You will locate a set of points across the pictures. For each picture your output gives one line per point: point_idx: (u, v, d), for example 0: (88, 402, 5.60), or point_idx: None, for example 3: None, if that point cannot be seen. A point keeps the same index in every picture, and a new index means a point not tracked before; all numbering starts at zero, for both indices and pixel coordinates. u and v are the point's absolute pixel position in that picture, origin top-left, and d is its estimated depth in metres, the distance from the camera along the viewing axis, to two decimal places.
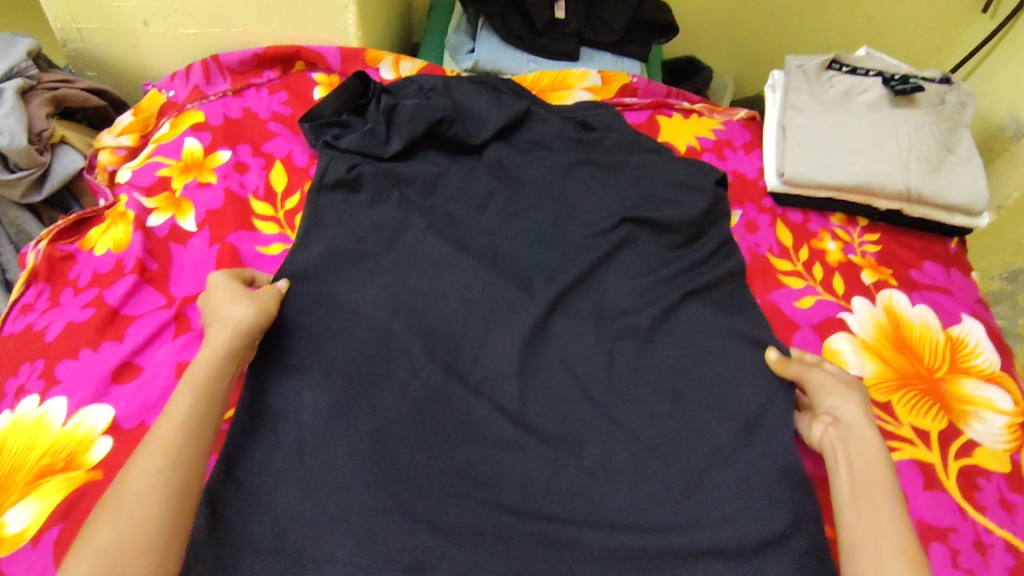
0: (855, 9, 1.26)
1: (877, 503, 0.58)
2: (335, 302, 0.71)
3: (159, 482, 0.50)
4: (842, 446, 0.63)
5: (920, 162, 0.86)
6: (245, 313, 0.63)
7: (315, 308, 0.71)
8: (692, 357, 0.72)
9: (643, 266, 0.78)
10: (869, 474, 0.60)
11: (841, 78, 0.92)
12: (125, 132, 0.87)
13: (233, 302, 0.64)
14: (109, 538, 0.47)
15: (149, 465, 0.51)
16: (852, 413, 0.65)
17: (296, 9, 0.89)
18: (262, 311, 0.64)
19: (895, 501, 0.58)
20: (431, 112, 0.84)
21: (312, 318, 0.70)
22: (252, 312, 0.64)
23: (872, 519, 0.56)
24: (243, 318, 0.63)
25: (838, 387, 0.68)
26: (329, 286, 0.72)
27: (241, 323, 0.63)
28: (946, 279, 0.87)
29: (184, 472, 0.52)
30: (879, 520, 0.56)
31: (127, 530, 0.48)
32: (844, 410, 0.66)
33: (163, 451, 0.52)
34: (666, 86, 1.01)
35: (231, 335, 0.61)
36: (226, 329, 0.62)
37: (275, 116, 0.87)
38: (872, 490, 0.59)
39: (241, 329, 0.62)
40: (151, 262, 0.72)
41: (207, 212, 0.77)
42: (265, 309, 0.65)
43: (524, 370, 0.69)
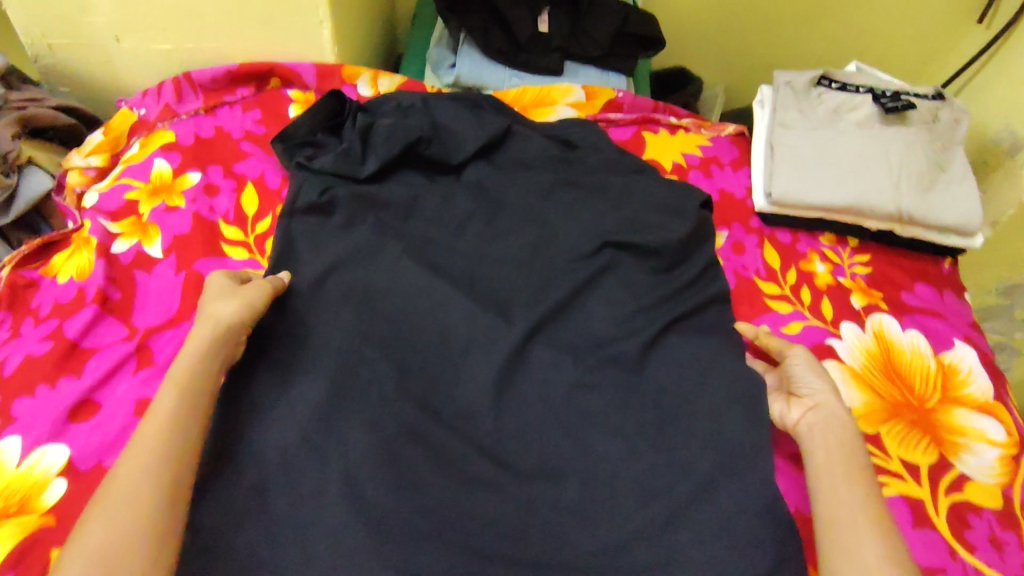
0: (847, 19, 1.25)
1: (852, 482, 0.59)
2: (304, 333, 0.69)
3: (148, 482, 0.51)
4: (819, 429, 0.64)
5: (911, 182, 0.84)
6: (231, 311, 0.63)
7: (284, 339, 0.68)
8: (674, 389, 0.69)
9: (626, 290, 0.75)
10: (844, 457, 0.61)
11: (830, 95, 0.89)
12: (95, 151, 0.84)
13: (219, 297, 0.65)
14: (100, 537, 0.47)
15: (137, 464, 0.52)
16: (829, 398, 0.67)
17: (271, 24, 0.86)
18: (250, 308, 0.64)
19: (868, 480, 0.60)
20: (407, 131, 0.81)
21: (279, 350, 0.67)
22: (237, 307, 0.64)
23: (848, 497, 0.57)
24: (226, 316, 0.63)
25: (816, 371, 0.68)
26: (300, 315, 0.70)
27: (225, 321, 0.63)
28: (939, 301, 0.85)
29: (172, 470, 0.52)
30: (855, 498, 0.57)
31: (117, 529, 0.48)
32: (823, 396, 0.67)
33: (150, 453, 0.53)
34: (653, 100, 0.98)
35: (212, 332, 0.62)
36: (208, 326, 0.62)
37: (249, 135, 0.85)
38: (847, 471, 0.60)
39: (223, 327, 0.62)
40: (113, 292, 0.70)
41: (174, 237, 0.74)
42: (253, 305, 0.65)
43: (499, 404, 0.67)
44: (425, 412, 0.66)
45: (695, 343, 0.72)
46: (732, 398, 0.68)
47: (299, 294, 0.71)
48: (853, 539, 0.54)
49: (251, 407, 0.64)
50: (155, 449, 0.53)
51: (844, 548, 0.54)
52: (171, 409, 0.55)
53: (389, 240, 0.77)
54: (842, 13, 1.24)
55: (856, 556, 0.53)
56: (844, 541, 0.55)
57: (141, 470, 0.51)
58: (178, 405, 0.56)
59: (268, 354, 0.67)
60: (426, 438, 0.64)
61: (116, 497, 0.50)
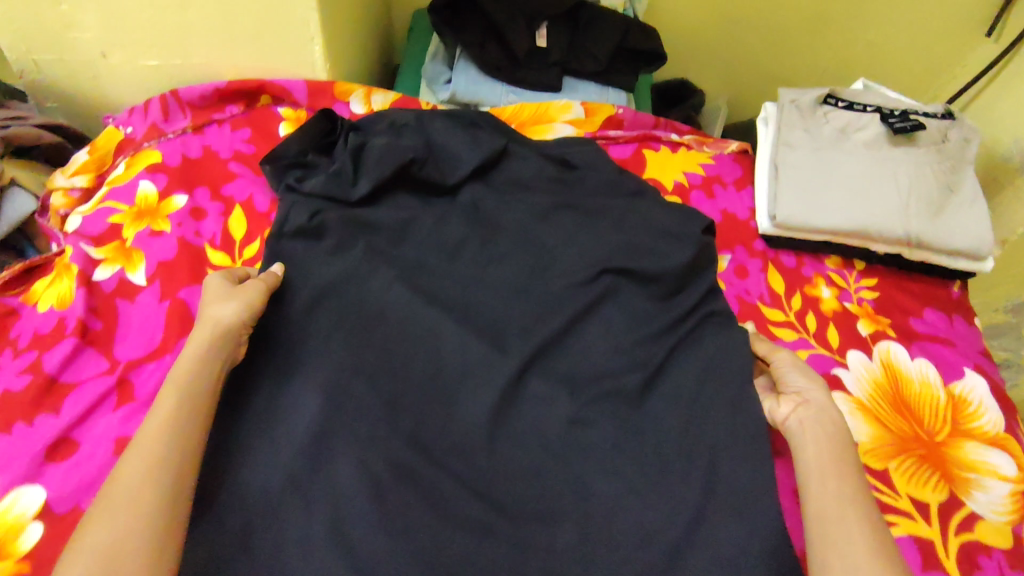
0: (852, 32, 1.22)
1: (843, 478, 0.57)
2: (292, 367, 0.66)
3: (148, 483, 0.49)
4: (808, 423, 0.63)
5: (920, 205, 0.81)
6: (231, 312, 0.63)
7: (271, 371, 0.66)
8: (675, 423, 0.67)
9: (625, 319, 0.73)
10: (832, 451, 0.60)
11: (837, 114, 0.87)
12: (79, 171, 0.82)
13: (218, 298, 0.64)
14: (100, 544, 0.45)
15: (137, 465, 0.50)
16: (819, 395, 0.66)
17: (260, 40, 0.84)
18: (250, 312, 0.64)
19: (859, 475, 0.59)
20: (401, 152, 0.78)
21: (265, 385, 0.65)
22: (237, 309, 0.64)
23: (839, 493, 0.56)
24: (227, 319, 0.62)
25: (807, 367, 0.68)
26: (288, 346, 0.67)
27: (226, 324, 0.62)
28: (948, 328, 0.83)
29: (173, 476, 0.50)
30: (846, 495, 0.56)
31: (118, 537, 0.46)
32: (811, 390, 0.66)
33: (150, 460, 0.50)
34: (655, 116, 0.96)
35: (211, 332, 0.61)
36: (208, 327, 0.61)
37: (237, 155, 0.83)
38: (836, 464, 0.59)
39: (224, 330, 0.62)
40: (94, 322, 0.68)
41: (158, 263, 0.72)
42: (253, 309, 0.65)
43: (493, 440, 0.64)
44: (416, 449, 0.63)
45: (699, 373, 0.70)
46: (737, 434, 0.65)
47: (286, 324, 0.69)
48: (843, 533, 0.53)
49: (234, 446, 0.61)
50: (155, 456, 0.51)
51: (833, 541, 0.53)
52: (171, 413, 0.54)
53: (380, 265, 0.74)
54: (847, 25, 1.21)
55: (844, 548, 0.52)
56: (834, 533, 0.53)
57: (142, 476, 0.49)
58: (178, 409, 0.54)
59: (253, 388, 0.65)
60: (416, 478, 0.61)
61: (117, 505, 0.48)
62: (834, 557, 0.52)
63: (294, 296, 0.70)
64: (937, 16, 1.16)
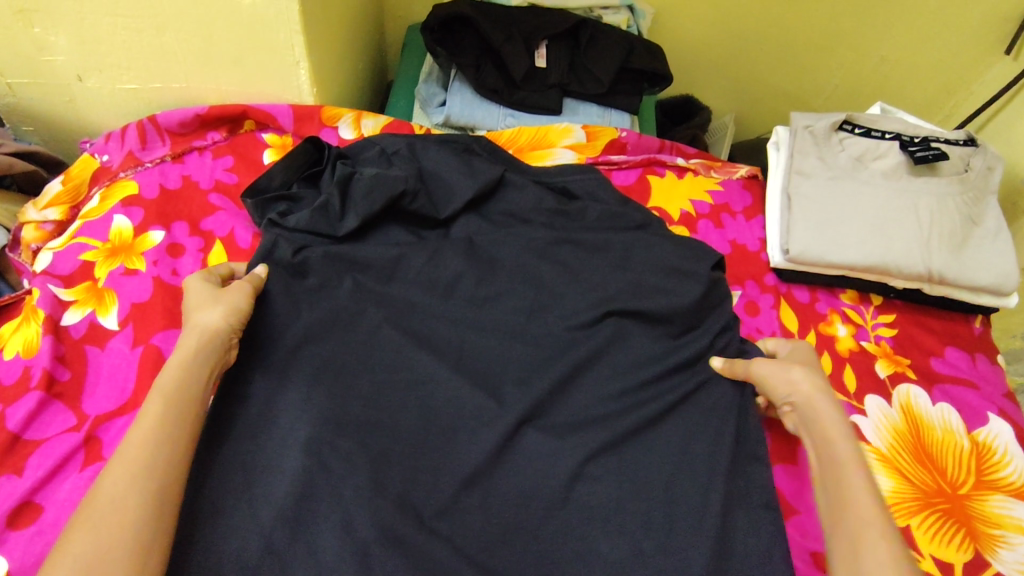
0: (864, 49, 1.18)
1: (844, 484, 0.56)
2: (267, 421, 0.60)
3: (136, 486, 0.47)
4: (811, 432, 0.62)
5: (941, 237, 0.77)
6: (218, 317, 0.60)
7: (248, 423, 0.60)
8: (684, 479, 0.62)
9: (630, 363, 0.69)
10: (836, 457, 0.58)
11: (853, 141, 0.82)
12: (52, 204, 0.77)
13: (195, 298, 0.62)
14: (84, 549, 0.43)
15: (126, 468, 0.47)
16: (801, 393, 0.64)
17: (242, 64, 0.80)
18: (236, 314, 0.61)
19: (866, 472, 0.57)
20: (391, 184, 0.73)
21: (242, 443, 0.59)
22: (223, 311, 0.60)
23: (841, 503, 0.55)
24: (212, 324, 0.59)
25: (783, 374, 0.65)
26: (262, 396, 0.62)
27: (211, 329, 0.59)
28: (970, 369, 0.78)
29: (163, 479, 0.48)
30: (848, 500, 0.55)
31: (102, 538, 0.44)
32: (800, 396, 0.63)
33: (138, 461, 0.48)
34: (659, 139, 0.91)
35: (198, 340, 0.58)
36: (194, 335, 0.58)
37: (218, 186, 0.79)
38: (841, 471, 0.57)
39: (210, 334, 0.59)
40: (61, 372, 0.63)
41: (132, 306, 0.68)
42: (240, 310, 0.62)
43: (488, 501, 0.60)
44: (407, 513, 0.58)
45: (708, 424, 0.66)
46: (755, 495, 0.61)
47: (266, 371, 0.63)
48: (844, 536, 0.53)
49: (203, 512, 0.55)
50: (140, 458, 0.48)
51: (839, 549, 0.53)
52: (160, 416, 0.51)
53: (368, 306, 0.69)
54: (858, 41, 1.17)
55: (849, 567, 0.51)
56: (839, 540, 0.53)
57: (130, 476, 0.47)
58: (168, 410, 0.52)
59: (228, 447, 0.58)
60: (405, 543, 0.56)
61: (101, 507, 0.45)
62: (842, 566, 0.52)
63: (273, 341, 0.65)
64: (953, 31, 1.12)
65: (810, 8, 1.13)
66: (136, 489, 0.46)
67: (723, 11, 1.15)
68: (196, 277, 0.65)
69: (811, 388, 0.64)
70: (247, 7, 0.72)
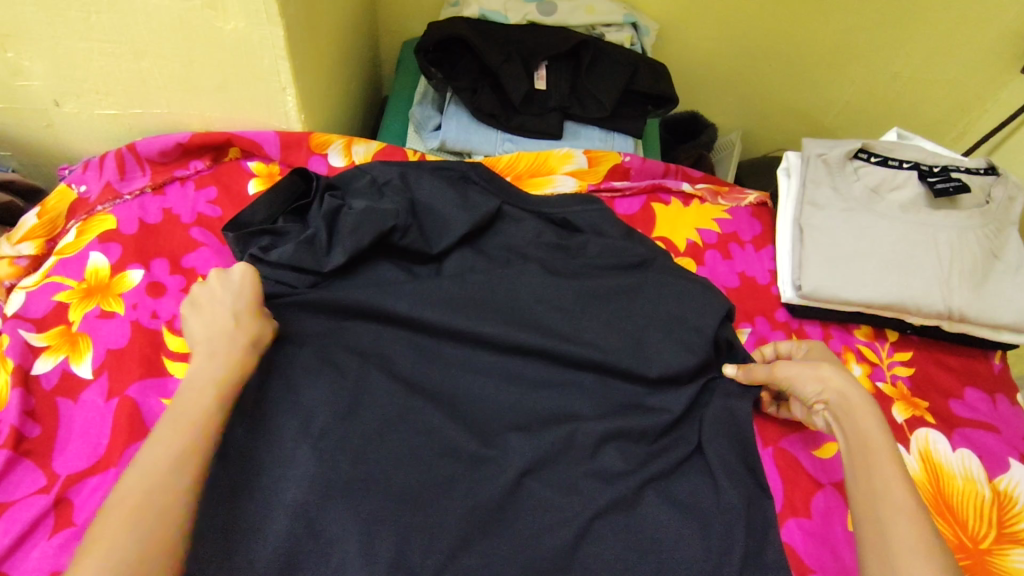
0: (876, 65, 1.14)
1: (871, 469, 0.54)
2: (250, 479, 0.55)
3: (177, 480, 0.47)
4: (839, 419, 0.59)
5: (960, 276, 0.73)
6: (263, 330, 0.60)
7: (223, 480, 0.54)
8: (693, 536, 0.58)
9: (637, 409, 0.65)
10: (862, 444, 0.56)
11: (869, 170, 0.79)
12: (26, 238, 0.73)
13: (244, 298, 0.60)
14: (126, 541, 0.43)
15: (165, 460, 0.48)
16: (834, 389, 0.61)
17: (227, 90, 0.76)
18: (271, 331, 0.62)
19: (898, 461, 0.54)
20: (381, 219, 0.68)
21: (220, 506, 0.53)
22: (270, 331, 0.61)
23: (870, 488, 0.53)
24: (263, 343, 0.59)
25: (807, 370, 0.62)
26: (239, 450, 0.56)
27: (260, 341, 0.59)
28: (990, 411, 0.74)
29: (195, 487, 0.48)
30: (876, 485, 0.53)
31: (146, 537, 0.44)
32: (824, 390, 0.61)
33: (175, 454, 0.48)
34: (664, 162, 0.87)
35: (253, 357, 0.58)
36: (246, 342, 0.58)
37: (200, 219, 0.75)
38: (866, 458, 0.55)
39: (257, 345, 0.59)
40: (31, 428, 0.59)
41: (108, 352, 0.64)
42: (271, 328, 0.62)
43: (488, 563, 0.55)
44: None
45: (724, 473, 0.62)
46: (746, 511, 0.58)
47: (246, 420, 0.58)
48: (862, 508, 0.53)
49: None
50: (174, 457, 0.48)
51: (872, 548, 0.50)
52: (199, 417, 0.51)
53: (363, 349, 0.65)
54: (870, 58, 1.13)
55: (882, 549, 0.50)
56: (872, 538, 0.51)
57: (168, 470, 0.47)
58: (220, 407, 0.53)
59: (205, 510, 0.53)
60: None
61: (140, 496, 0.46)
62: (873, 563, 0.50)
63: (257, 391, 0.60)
64: (969, 48, 1.09)
65: (821, 23, 1.09)
66: (175, 483, 0.47)
67: (729, 27, 1.11)
68: (245, 270, 0.62)
69: (843, 383, 0.61)
70: (228, 32, 0.68)
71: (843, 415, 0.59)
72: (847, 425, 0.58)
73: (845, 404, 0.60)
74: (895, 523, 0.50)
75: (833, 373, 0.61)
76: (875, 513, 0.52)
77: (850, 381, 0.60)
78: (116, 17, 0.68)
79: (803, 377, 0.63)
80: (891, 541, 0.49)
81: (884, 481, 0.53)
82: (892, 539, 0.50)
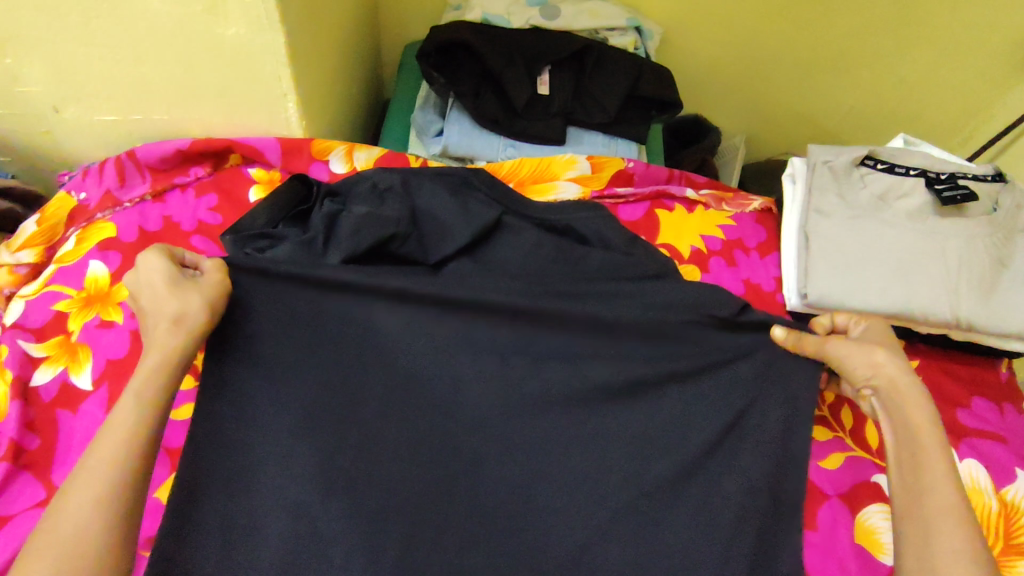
0: (882, 68, 1.13)
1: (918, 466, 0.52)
2: (243, 475, 0.52)
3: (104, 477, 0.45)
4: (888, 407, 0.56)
5: (969, 284, 0.72)
6: (192, 309, 0.52)
7: (214, 477, 0.52)
8: (704, 540, 0.56)
9: (654, 403, 0.61)
10: (910, 437, 0.54)
11: (875, 178, 0.78)
12: (25, 246, 0.73)
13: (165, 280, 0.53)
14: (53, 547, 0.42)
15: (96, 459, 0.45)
16: (887, 376, 0.57)
17: (227, 95, 0.75)
18: (215, 305, 0.53)
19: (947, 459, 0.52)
20: (381, 226, 0.68)
21: (212, 505, 0.51)
22: (207, 305, 0.53)
23: (914, 484, 0.52)
24: (193, 320, 0.52)
25: (860, 352, 0.58)
26: (230, 442, 0.53)
27: (188, 324, 0.52)
28: (997, 420, 0.74)
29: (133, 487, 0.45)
30: (922, 482, 0.51)
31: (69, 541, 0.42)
32: (876, 376, 0.57)
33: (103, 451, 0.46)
34: (668, 168, 0.87)
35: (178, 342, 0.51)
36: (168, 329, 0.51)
37: (201, 227, 0.74)
38: (912, 454, 0.53)
39: (187, 330, 0.51)
40: (30, 440, 0.59)
41: (107, 363, 0.63)
42: (215, 301, 0.53)
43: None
44: None
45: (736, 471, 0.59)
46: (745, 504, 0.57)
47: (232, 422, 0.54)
48: (903, 504, 0.52)
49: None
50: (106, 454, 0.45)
51: (911, 548, 0.49)
52: (134, 413, 0.48)
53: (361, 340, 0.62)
54: (876, 61, 1.12)
55: (921, 551, 0.48)
56: (913, 537, 0.50)
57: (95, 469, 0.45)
58: (154, 394, 0.49)
59: (197, 511, 0.50)
60: None
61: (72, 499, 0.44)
62: (913, 565, 0.48)
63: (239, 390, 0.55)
64: (975, 52, 1.08)
65: (827, 25, 1.08)
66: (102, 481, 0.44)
67: (733, 30, 1.10)
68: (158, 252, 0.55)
69: (897, 371, 0.57)
70: (229, 38, 0.68)
71: (894, 404, 0.56)
72: (896, 415, 0.55)
73: (895, 393, 0.56)
74: (939, 526, 0.49)
75: (889, 358, 0.57)
76: (917, 512, 0.50)
77: (905, 369, 0.56)
78: (115, 22, 0.67)
79: (856, 358, 0.58)
80: (933, 545, 0.48)
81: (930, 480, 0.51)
82: (934, 543, 0.48)
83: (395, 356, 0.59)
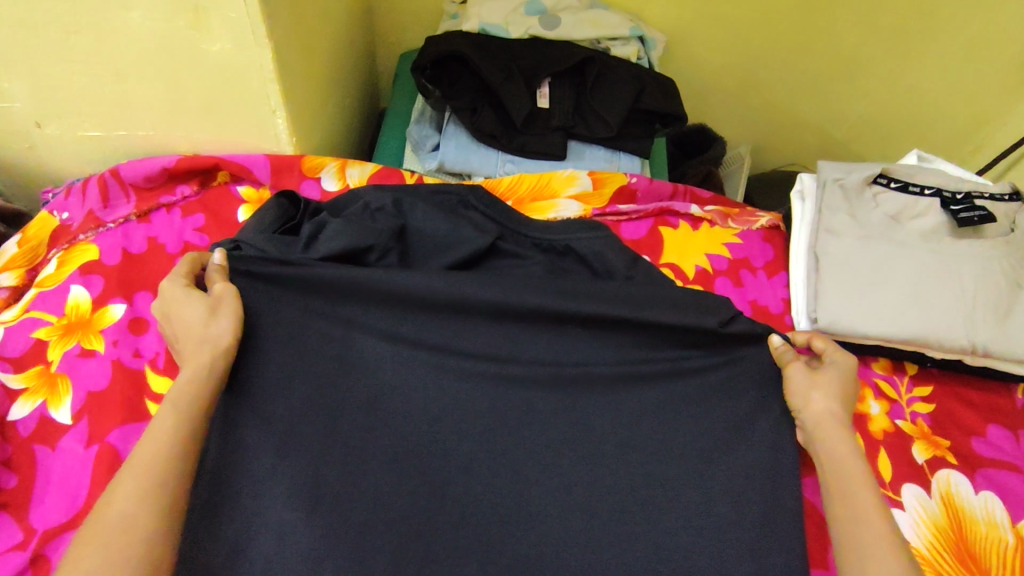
0: (892, 76, 1.10)
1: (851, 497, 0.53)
2: (230, 504, 0.49)
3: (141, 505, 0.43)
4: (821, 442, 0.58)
5: (985, 309, 0.70)
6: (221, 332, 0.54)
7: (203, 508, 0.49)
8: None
9: (658, 433, 0.59)
10: (842, 471, 0.55)
11: (888, 197, 0.76)
12: (5, 268, 0.69)
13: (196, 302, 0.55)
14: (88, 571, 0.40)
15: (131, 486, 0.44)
16: (818, 410, 0.59)
17: (215, 112, 0.72)
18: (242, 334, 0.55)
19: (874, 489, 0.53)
20: (363, 235, 0.64)
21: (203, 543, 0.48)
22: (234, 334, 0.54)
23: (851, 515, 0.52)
24: (221, 341, 0.53)
25: (801, 382, 0.60)
26: (218, 473, 0.51)
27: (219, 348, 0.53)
28: (1015, 449, 0.70)
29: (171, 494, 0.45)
30: (857, 513, 0.52)
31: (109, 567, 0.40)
32: (809, 408, 0.59)
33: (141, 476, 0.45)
34: (671, 184, 0.85)
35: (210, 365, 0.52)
36: (204, 351, 0.52)
37: (187, 248, 0.72)
38: (846, 486, 0.54)
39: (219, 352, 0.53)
40: (7, 479, 0.56)
41: (88, 395, 0.61)
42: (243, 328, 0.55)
43: None
44: None
45: (748, 498, 0.56)
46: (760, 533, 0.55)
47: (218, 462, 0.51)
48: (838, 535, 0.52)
49: None
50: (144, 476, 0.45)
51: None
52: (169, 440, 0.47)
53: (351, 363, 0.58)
54: (885, 68, 1.09)
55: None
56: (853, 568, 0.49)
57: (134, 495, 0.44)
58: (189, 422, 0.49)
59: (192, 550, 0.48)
60: None
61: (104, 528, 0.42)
62: None
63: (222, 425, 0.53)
64: (988, 61, 1.05)
65: (835, 33, 1.05)
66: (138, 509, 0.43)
67: (739, 38, 1.06)
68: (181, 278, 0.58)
69: (829, 407, 0.59)
70: (214, 53, 0.65)
71: (824, 440, 0.57)
72: (825, 449, 0.57)
73: (825, 428, 0.58)
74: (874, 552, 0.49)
75: (825, 393, 0.59)
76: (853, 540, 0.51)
77: (833, 403, 0.59)
78: (95, 36, 0.64)
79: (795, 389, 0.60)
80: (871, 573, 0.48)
81: (862, 509, 0.52)
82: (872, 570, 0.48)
83: (383, 386, 0.57)
